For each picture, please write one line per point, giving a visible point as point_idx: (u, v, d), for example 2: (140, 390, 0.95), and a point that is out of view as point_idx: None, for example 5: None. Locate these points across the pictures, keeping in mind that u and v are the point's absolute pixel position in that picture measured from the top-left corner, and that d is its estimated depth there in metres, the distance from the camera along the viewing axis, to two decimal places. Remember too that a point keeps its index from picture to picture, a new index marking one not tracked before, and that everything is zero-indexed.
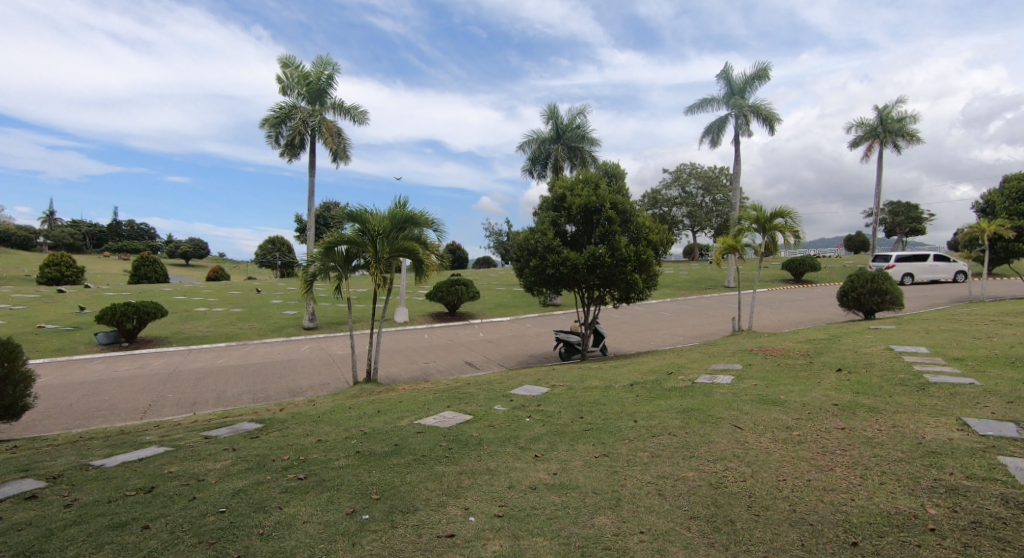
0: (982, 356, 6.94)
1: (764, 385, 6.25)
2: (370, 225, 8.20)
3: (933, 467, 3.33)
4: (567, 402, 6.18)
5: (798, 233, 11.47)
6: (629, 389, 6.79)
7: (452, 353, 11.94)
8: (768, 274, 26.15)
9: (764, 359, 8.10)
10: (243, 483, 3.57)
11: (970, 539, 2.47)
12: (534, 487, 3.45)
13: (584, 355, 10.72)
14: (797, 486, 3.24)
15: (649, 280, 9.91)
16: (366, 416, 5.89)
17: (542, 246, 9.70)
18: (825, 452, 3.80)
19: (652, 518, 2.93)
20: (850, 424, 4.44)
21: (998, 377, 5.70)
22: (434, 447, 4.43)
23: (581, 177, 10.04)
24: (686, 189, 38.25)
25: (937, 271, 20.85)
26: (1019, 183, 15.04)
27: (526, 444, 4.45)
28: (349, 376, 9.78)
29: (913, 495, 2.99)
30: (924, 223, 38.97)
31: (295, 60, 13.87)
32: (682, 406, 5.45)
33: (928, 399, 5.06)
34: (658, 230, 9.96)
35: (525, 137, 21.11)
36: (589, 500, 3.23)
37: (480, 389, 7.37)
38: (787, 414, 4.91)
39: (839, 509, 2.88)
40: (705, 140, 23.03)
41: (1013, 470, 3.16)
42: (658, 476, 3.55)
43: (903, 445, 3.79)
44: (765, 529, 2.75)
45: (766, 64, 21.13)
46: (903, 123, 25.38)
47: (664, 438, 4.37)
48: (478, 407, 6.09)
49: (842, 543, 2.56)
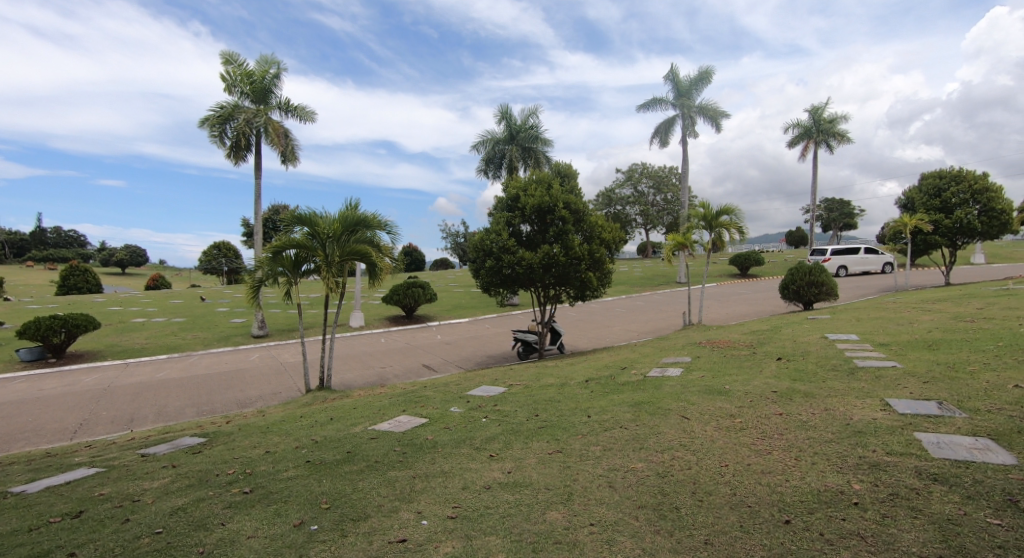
0: (904, 341, 7.52)
1: (711, 377, 6.54)
2: (320, 228, 7.98)
3: (859, 445, 3.59)
4: (523, 401, 6.23)
5: (742, 229, 12.02)
6: (584, 385, 6.91)
7: (409, 356, 11.84)
8: (716, 270, 27.22)
9: (711, 351, 8.46)
10: (182, 501, 3.42)
11: (887, 510, 2.68)
12: (488, 487, 3.48)
13: (541, 354, 10.86)
14: (738, 470, 3.42)
15: (603, 278, 10.14)
16: (318, 424, 5.75)
17: (497, 246, 9.75)
18: (763, 437, 4.01)
19: (602, 510, 3.02)
20: (787, 409, 4.71)
21: (917, 360, 6.21)
22: (388, 452, 4.37)
23: (534, 177, 10.15)
24: (638, 189, 39.34)
25: (867, 263, 22.37)
26: (934, 180, 16.02)
27: (481, 444, 4.48)
28: (301, 384, 9.51)
29: (841, 472, 3.21)
30: (855, 218, 41.74)
31: (237, 57, 13.32)
32: (633, 400, 5.61)
33: (856, 382, 5.45)
34: (611, 228, 10.21)
35: (479, 137, 21.11)
36: (542, 496, 3.29)
37: (436, 392, 7.33)
38: (730, 403, 5.15)
39: (775, 490, 3.07)
40: (655, 140, 23.79)
41: (926, 444, 3.45)
42: (608, 469, 3.66)
43: (833, 427, 4.07)
44: (707, 513, 2.89)
45: (709, 67, 22.02)
46: (834, 124, 27.05)
47: (616, 432, 4.50)
48: (434, 409, 6.07)
49: (776, 521, 2.72)
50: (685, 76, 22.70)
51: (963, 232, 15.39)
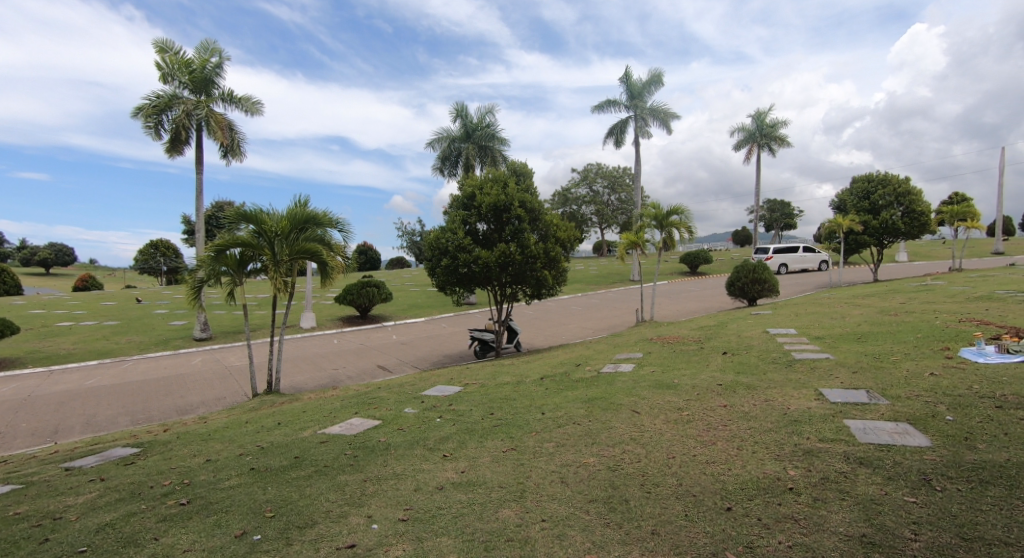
0: (837, 334, 8.02)
1: (661, 371, 6.76)
2: (267, 225, 7.66)
3: (795, 434, 3.80)
4: (479, 400, 6.21)
5: (691, 228, 12.45)
6: (539, 383, 6.97)
7: (363, 357, 11.58)
8: (668, 268, 28.07)
9: (661, 347, 8.73)
10: (110, 517, 3.21)
11: (819, 493, 2.85)
12: (441, 488, 3.45)
13: (498, 352, 10.87)
14: (684, 461, 3.55)
15: (558, 276, 10.27)
16: (264, 430, 5.53)
17: (453, 245, 9.69)
18: (709, 428, 4.17)
19: (553, 506, 3.06)
20: (731, 401, 4.92)
21: (848, 352, 6.63)
22: (338, 456, 4.26)
23: (490, 175, 10.15)
24: (593, 189, 40.04)
25: (805, 261, 23.66)
26: (863, 184, 17.12)
27: (435, 445, 4.43)
28: (247, 389, 9.13)
29: (778, 460, 3.39)
30: (795, 219, 44.08)
31: (173, 44, 12.59)
32: (587, 396, 5.71)
33: (794, 374, 5.77)
34: (566, 227, 10.34)
35: (435, 134, 20.88)
36: (495, 494, 3.30)
37: (390, 393, 7.22)
38: (679, 396, 5.33)
39: (718, 479, 3.20)
40: (610, 141, 24.26)
41: (854, 430, 3.69)
42: (561, 465, 3.71)
43: (772, 416, 4.28)
44: (654, 504, 2.98)
45: (660, 71, 22.65)
46: (776, 128, 28.43)
47: (569, 428, 4.56)
48: (388, 411, 5.97)
49: (718, 509, 2.83)
50: (638, 79, 23.26)
51: (889, 232, 16.48)
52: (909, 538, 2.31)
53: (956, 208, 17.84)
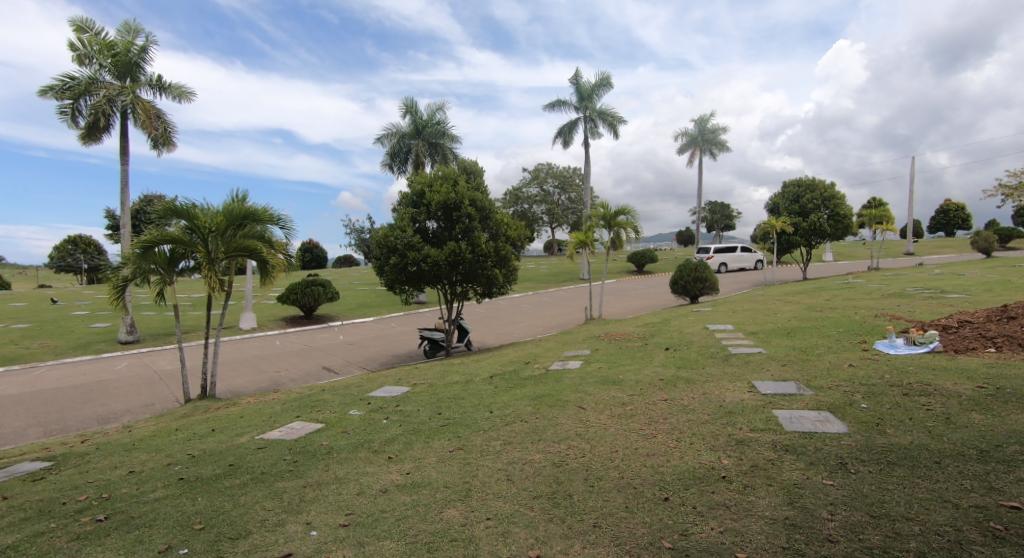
0: (770, 329, 8.49)
1: (607, 367, 6.94)
2: (200, 221, 7.24)
3: (730, 425, 3.99)
4: (426, 400, 6.14)
5: (638, 228, 12.81)
6: (488, 381, 6.97)
7: (307, 358, 11.19)
8: (615, 266, 28.79)
9: (608, 343, 8.95)
10: (14, 539, 2.95)
11: (748, 480, 3.01)
12: (385, 490, 3.39)
13: (448, 352, 10.79)
14: (626, 455, 3.65)
15: (508, 275, 10.28)
16: (195, 437, 5.23)
17: (402, 243, 9.53)
18: (650, 422, 4.32)
19: (498, 504, 3.07)
20: (672, 395, 5.12)
21: (779, 346, 7.04)
22: (276, 462, 4.09)
23: (439, 173, 10.04)
24: (544, 188, 40.45)
25: (743, 260, 24.91)
26: (794, 188, 18.18)
27: (380, 447, 4.35)
28: (179, 394, 8.62)
29: (713, 450, 3.55)
30: (733, 220, 46.37)
31: (92, 24, 11.65)
32: (534, 393, 5.77)
33: (730, 367, 6.07)
34: (516, 226, 10.36)
35: (384, 130, 20.45)
36: (440, 494, 3.27)
37: (334, 395, 7.01)
38: (623, 391, 5.49)
39: (657, 471, 3.32)
40: (559, 141, 24.57)
41: (782, 420, 3.92)
42: (508, 462, 3.73)
43: (709, 409, 4.48)
44: (597, 498, 3.05)
45: (608, 74, 23.18)
46: (716, 134, 29.74)
47: (517, 426, 4.59)
48: (332, 413, 5.79)
49: (657, 500, 2.94)
50: (587, 81, 23.70)
51: (817, 234, 17.59)
52: (827, 518, 2.48)
53: (874, 211, 19.26)
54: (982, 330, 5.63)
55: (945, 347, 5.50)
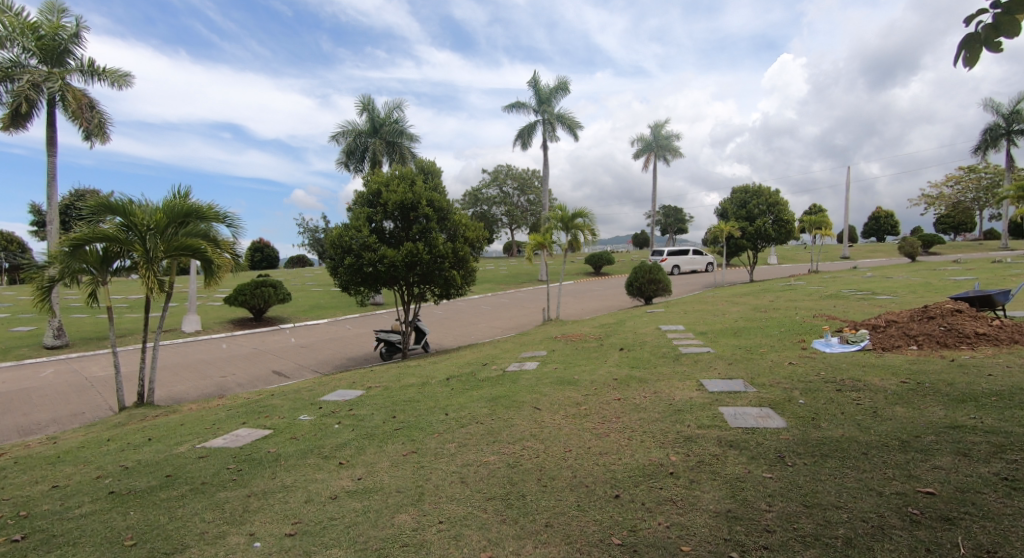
0: (718, 329, 8.82)
1: (563, 368, 7.02)
2: (137, 218, 6.82)
3: (679, 422, 4.11)
4: (381, 404, 6.01)
5: (595, 231, 13.04)
6: (445, 383, 6.91)
7: (255, 362, 10.76)
8: (573, 268, 29.19)
9: (564, 344, 9.06)
10: None
11: (694, 475, 3.11)
12: (334, 497, 3.30)
13: (405, 354, 10.62)
14: (579, 454, 3.70)
15: (466, 276, 10.21)
16: (130, 447, 4.93)
17: (357, 244, 9.32)
18: (604, 421, 4.39)
19: (451, 507, 3.05)
20: (625, 394, 5.24)
21: (727, 345, 7.33)
22: (218, 471, 3.91)
23: (396, 173, 9.89)
24: (504, 190, 40.55)
25: (694, 263, 25.78)
26: (742, 194, 18.97)
27: (330, 452, 4.23)
28: (113, 402, 8.09)
29: (662, 446, 3.66)
30: (685, 224, 47.98)
31: (13, 3, 10.79)
32: (491, 395, 5.76)
33: (680, 367, 6.26)
34: (475, 227, 10.31)
35: (339, 127, 19.96)
36: (392, 499, 3.21)
37: (284, 400, 6.77)
38: (578, 391, 5.56)
39: (608, 469, 3.38)
40: (518, 143, 24.71)
41: (727, 416, 4.08)
42: (462, 465, 3.71)
43: (660, 407, 4.60)
44: (550, 497, 3.07)
45: (567, 78, 23.52)
46: (670, 140, 30.66)
47: (472, 427, 4.58)
48: (281, 419, 5.59)
49: (608, 497, 2.99)
50: (546, 85, 23.94)
51: (762, 238, 18.43)
52: (765, 510, 2.60)
53: (814, 218, 20.36)
54: (907, 329, 6.05)
55: (874, 345, 5.88)
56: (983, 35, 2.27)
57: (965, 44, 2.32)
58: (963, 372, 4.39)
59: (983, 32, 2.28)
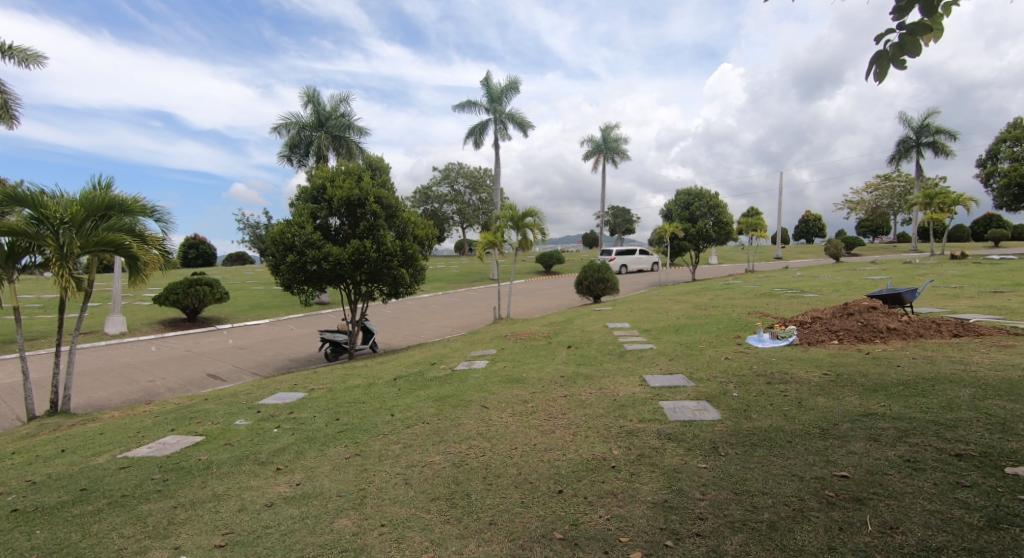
0: (662, 326, 9.14)
1: (511, 366, 7.05)
2: (49, 211, 6.26)
3: (622, 417, 4.22)
4: (323, 406, 5.82)
5: (544, 230, 13.17)
6: (391, 383, 6.78)
7: (188, 365, 10.15)
8: (524, 267, 29.39)
9: (514, 342, 9.10)
10: None
11: (634, 468, 3.20)
12: (270, 504, 3.16)
13: (351, 354, 10.32)
14: (525, 451, 3.73)
15: (416, 275, 10.05)
16: (40, 460, 4.53)
17: (301, 241, 8.98)
18: (550, 418, 4.44)
19: (394, 509, 2.99)
20: (571, 391, 5.32)
21: (669, 342, 7.61)
22: (141, 483, 3.65)
23: (342, 168, 9.60)
24: (455, 188, 40.24)
25: (640, 262, 26.58)
26: (684, 196, 19.71)
27: (267, 458, 4.04)
28: (21, 412, 7.40)
29: (605, 441, 3.74)
30: (632, 225, 49.43)
31: None
32: (438, 395, 5.69)
33: (625, 363, 6.44)
34: (424, 225, 10.14)
35: (281, 119, 19.15)
36: (332, 504, 3.12)
37: (219, 404, 6.42)
38: (525, 389, 5.61)
39: (553, 465, 3.42)
40: (470, 142, 24.58)
41: (667, 410, 4.22)
42: (406, 466, 3.65)
43: (604, 403, 4.71)
44: (494, 495, 3.08)
45: (517, 78, 23.64)
46: (617, 142, 31.43)
47: (418, 428, 4.51)
48: (214, 425, 5.30)
49: (551, 493, 3.02)
50: (497, 84, 23.96)
51: (703, 239, 19.25)
52: (699, 499, 2.71)
53: (750, 220, 21.48)
54: (829, 325, 6.49)
55: (800, 340, 6.27)
56: (890, 53, 2.47)
57: (875, 59, 2.51)
58: (876, 364, 4.76)
59: (890, 49, 2.47)
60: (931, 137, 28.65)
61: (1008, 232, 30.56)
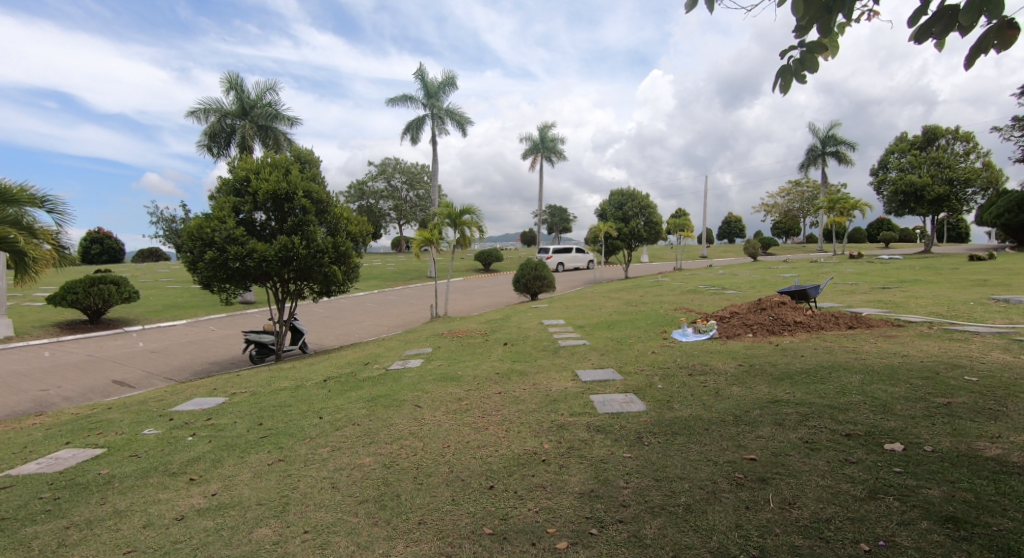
0: (595, 322, 9.42)
1: (447, 364, 7.00)
2: None
3: (554, 411, 4.31)
4: (245, 411, 5.50)
5: (482, 228, 13.16)
6: (321, 385, 6.53)
7: (89, 371, 9.24)
8: (461, 265, 29.24)
9: (450, 341, 9.03)
10: None
11: (564, 461, 3.28)
12: (180, 517, 2.95)
13: (279, 356, 9.82)
14: (458, 449, 3.71)
15: (349, 272, 9.70)
16: None
17: (221, 236, 8.44)
18: (484, 415, 4.45)
19: (318, 514, 2.89)
20: (506, 387, 5.36)
21: (602, 337, 7.85)
22: (26, 503, 3.29)
23: (269, 160, 9.10)
24: (391, 183, 39.27)
25: (576, 260, 27.21)
26: (618, 196, 20.36)
27: (179, 469, 3.77)
28: None
29: (537, 436, 3.80)
30: (569, 224, 50.55)
31: None
32: (370, 395, 5.55)
33: (558, 359, 6.57)
34: (358, 221, 9.79)
35: (200, 106, 17.88)
36: (251, 513, 2.95)
37: (125, 413, 5.91)
38: (460, 387, 5.58)
39: (485, 461, 3.43)
40: (407, 137, 24.09)
41: (597, 403, 4.35)
42: (334, 469, 3.52)
43: (537, 398, 4.79)
44: (424, 494, 3.04)
45: (454, 74, 23.42)
46: (554, 143, 31.95)
47: (347, 430, 4.37)
48: (118, 435, 4.87)
49: (482, 489, 3.04)
50: (434, 79, 23.64)
51: (635, 238, 19.98)
52: (623, 487, 2.82)
53: (678, 220, 22.55)
54: (745, 319, 6.96)
55: (720, 334, 6.67)
56: (792, 68, 2.68)
57: (780, 73, 2.71)
58: (783, 354, 5.17)
59: (792, 65, 2.68)
60: (834, 147, 31.36)
61: (897, 235, 34.12)
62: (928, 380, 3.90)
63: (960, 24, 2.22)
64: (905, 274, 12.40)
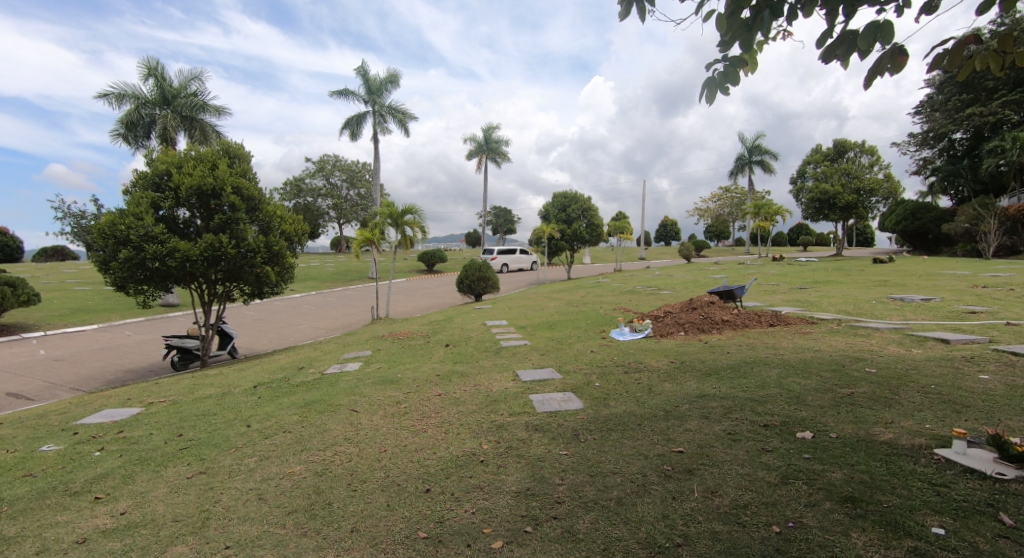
0: (537, 323, 9.54)
1: (386, 366, 6.84)
2: None
3: (494, 412, 4.31)
4: (163, 421, 5.12)
5: (424, 228, 12.98)
6: (250, 391, 6.19)
7: None
8: (404, 266, 28.74)
9: (390, 343, 8.84)
10: None
11: (502, 460, 3.28)
12: (83, 540, 2.71)
13: (205, 362, 9.22)
14: (394, 453, 3.63)
15: (283, 273, 9.27)
16: None
17: (138, 234, 7.81)
18: (423, 417, 4.39)
19: (242, 527, 2.74)
20: (446, 389, 5.31)
21: (543, 337, 7.95)
22: None
23: (193, 153, 8.53)
24: (331, 181, 37.93)
25: (520, 261, 27.46)
26: (561, 199, 20.71)
27: (84, 488, 3.45)
28: None
29: (476, 436, 3.79)
30: (514, 225, 50.92)
31: None
32: (304, 401, 5.33)
33: (499, 359, 6.59)
34: (293, 220, 9.38)
35: (114, 92, 16.52)
36: (165, 531, 2.75)
37: (20, 428, 5.33)
38: (399, 390, 5.48)
39: (421, 465, 3.38)
40: (347, 132, 23.34)
41: (537, 403, 4.39)
42: (261, 480, 3.35)
43: (478, 399, 4.77)
44: (357, 501, 2.95)
45: (397, 71, 22.96)
46: (499, 144, 32.05)
47: (277, 437, 4.17)
48: (10, 454, 4.38)
49: (418, 492, 2.99)
50: (376, 75, 23.06)
51: (577, 239, 20.42)
52: (558, 484, 2.86)
53: (618, 223, 23.27)
54: (678, 317, 7.27)
55: (654, 332, 6.94)
56: (717, 80, 2.82)
57: (706, 84, 2.85)
58: (712, 351, 5.45)
59: (717, 77, 2.82)
60: (760, 157, 33.46)
61: (814, 240, 36.95)
62: (836, 373, 4.24)
63: (859, 48, 2.43)
64: (819, 275, 13.43)
